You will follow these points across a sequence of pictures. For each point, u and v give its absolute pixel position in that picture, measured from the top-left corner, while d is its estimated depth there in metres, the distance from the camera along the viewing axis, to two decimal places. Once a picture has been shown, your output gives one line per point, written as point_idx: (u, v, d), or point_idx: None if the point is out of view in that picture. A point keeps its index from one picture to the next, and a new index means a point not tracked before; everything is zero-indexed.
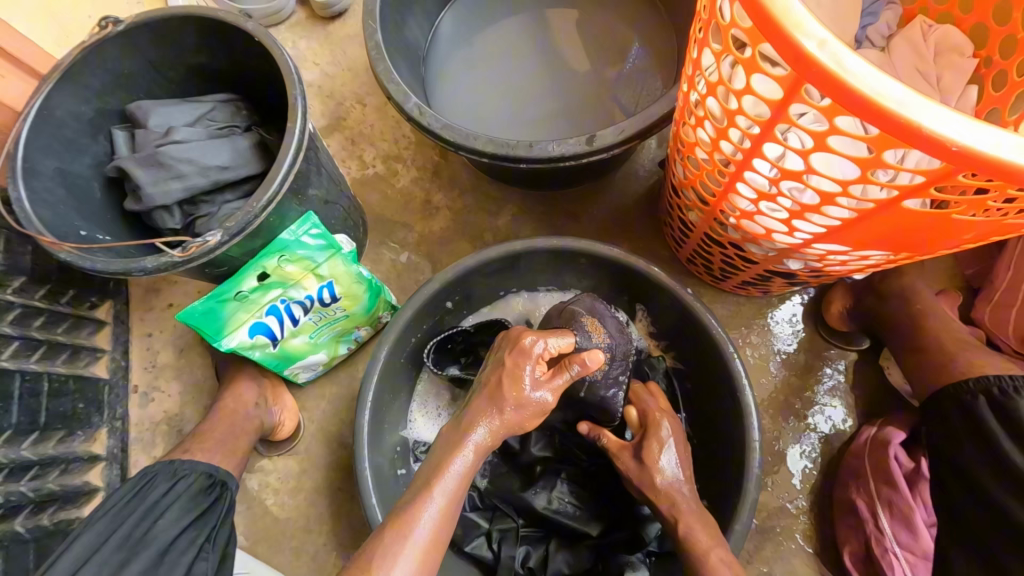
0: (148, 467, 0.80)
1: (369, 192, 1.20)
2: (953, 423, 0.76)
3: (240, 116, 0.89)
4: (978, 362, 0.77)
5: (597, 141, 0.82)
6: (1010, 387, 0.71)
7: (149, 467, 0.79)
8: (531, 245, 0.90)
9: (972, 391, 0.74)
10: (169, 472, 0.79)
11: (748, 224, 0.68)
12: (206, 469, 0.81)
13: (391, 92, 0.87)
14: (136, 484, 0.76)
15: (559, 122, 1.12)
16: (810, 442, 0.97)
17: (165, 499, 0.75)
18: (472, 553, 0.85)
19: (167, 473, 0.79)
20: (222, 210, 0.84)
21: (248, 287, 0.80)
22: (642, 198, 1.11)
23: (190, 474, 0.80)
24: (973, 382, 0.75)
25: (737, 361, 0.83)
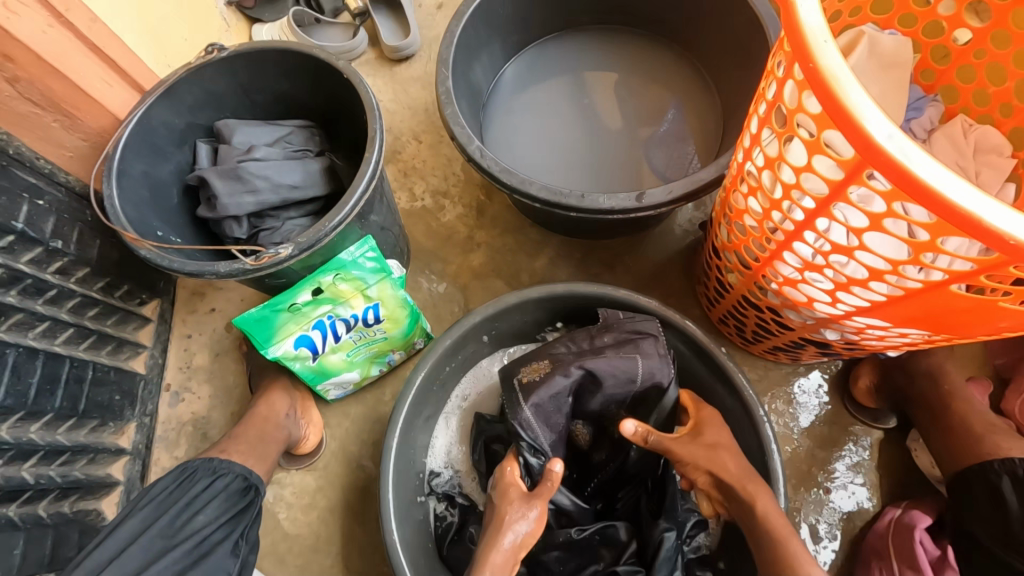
0: (192, 459, 0.80)
1: (415, 222, 1.25)
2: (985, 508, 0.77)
3: (313, 141, 0.96)
4: (1006, 445, 0.79)
5: (646, 198, 0.86)
6: None
7: (190, 460, 0.79)
8: (573, 289, 0.93)
9: (997, 472, 0.77)
10: (210, 468, 0.78)
11: (790, 291, 0.71)
12: (243, 471, 0.80)
13: (456, 134, 0.93)
14: (179, 474, 0.77)
15: (592, 173, 1.18)
16: (829, 517, 0.96)
17: (205, 495, 0.75)
18: None
19: (208, 469, 0.78)
20: (285, 225, 0.90)
21: (302, 301, 0.84)
22: (677, 256, 1.15)
23: (230, 473, 0.79)
24: (999, 464, 0.77)
25: (765, 425, 0.85)
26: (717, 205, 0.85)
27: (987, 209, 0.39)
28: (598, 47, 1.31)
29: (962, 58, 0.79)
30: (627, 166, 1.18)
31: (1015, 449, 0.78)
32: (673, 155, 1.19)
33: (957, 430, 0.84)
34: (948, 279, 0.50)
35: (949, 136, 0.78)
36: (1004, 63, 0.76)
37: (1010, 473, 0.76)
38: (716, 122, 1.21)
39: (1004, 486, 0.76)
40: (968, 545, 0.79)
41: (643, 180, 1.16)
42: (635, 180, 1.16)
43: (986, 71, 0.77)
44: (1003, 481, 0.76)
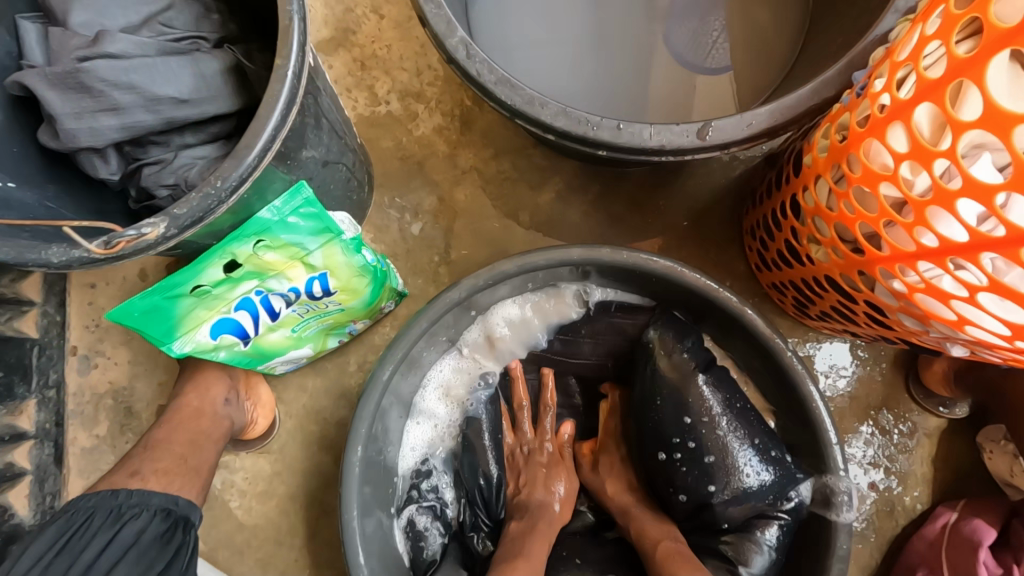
0: (85, 497, 0.58)
1: (379, 135, 0.94)
2: None
3: (208, 22, 0.62)
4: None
5: (712, 134, 0.58)
6: None
7: (81, 500, 0.58)
8: (593, 257, 0.69)
9: None
10: (110, 511, 0.57)
11: (927, 298, 0.49)
12: (161, 505, 0.59)
13: (428, 16, 0.61)
14: (66, 527, 0.56)
15: (588, 52, 0.84)
16: (869, 514, 0.84)
17: (108, 555, 0.55)
18: None
19: (108, 511, 0.57)
20: (178, 159, 0.62)
21: (210, 280, 0.59)
22: (722, 194, 0.89)
23: (144, 511, 0.58)
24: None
25: (835, 447, 0.66)
26: (816, 149, 0.58)
27: None
28: None
29: None
30: (637, 45, 0.84)
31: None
32: (699, 29, 0.85)
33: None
34: None
35: None
36: None
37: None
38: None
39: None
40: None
41: (653, 64, 0.84)
42: (643, 65, 0.84)
43: None
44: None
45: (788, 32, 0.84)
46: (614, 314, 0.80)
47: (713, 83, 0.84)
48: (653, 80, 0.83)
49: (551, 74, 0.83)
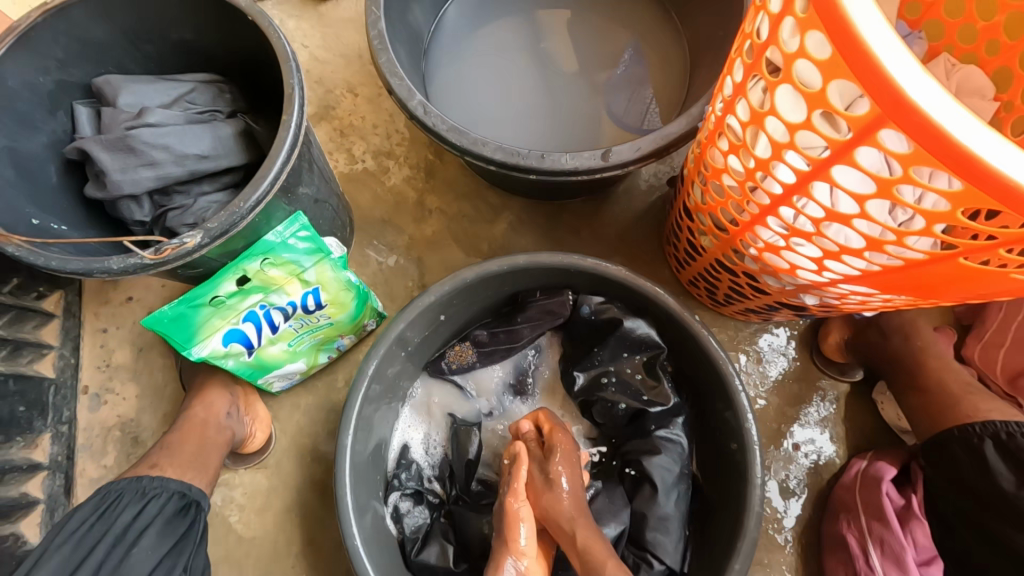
0: (113, 483, 0.70)
1: (357, 187, 1.12)
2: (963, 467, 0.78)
3: (223, 100, 0.81)
4: (985, 407, 0.79)
5: (612, 157, 0.78)
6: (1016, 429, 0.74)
7: (112, 484, 0.69)
8: (535, 260, 0.84)
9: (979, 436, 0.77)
10: (138, 490, 0.69)
11: (771, 256, 0.66)
12: (178, 488, 0.72)
13: (393, 87, 0.81)
14: (100, 502, 0.66)
15: (547, 121, 1.06)
16: (799, 473, 0.96)
17: (140, 521, 0.66)
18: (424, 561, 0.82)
19: (136, 491, 0.69)
20: (197, 204, 0.77)
21: (225, 292, 0.73)
22: (644, 214, 1.08)
23: (163, 492, 0.70)
24: (980, 428, 0.77)
25: (742, 395, 0.78)
26: (689, 162, 0.78)
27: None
28: None
29: None
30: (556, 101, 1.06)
31: (993, 410, 0.79)
32: (632, 97, 1.08)
33: (933, 391, 0.84)
34: (959, 253, 0.45)
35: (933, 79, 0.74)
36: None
37: (992, 436, 0.76)
38: (672, 55, 1.10)
39: (986, 450, 0.75)
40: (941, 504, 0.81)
41: (601, 126, 1.06)
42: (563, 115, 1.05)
43: (975, 5, 0.71)
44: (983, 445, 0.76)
45: (676, 86, 1.08)
46: (539, 298, 0.91)
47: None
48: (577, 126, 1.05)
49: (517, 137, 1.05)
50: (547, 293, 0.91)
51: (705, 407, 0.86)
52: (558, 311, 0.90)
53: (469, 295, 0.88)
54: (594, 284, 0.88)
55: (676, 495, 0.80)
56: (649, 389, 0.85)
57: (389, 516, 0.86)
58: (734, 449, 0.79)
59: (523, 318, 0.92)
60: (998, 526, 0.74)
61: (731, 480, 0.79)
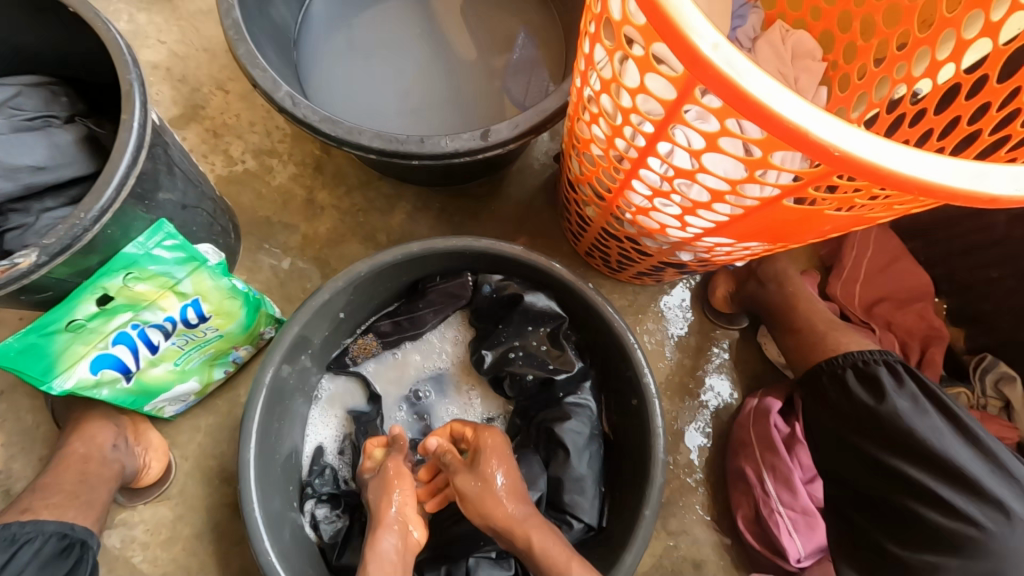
0: None
1: (239, 190, 1.06)
2: (832, 399, 0.80)
3: (58, 104, 0.73)
4: (845, 340, 0.85)
5: (492, 136, 0.78)
6: (871, 358, 0.78)
7: None
8: (430, 246, 0.84)
9: (843, 366, 0.80)
10: (5, 537, 0.61)
11: (644, 218, 0.70)
12: (57, 528, 0.64)
13: (257, 79, 0.76)
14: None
15: (450, 110, 1.05)
16: (703, 418, 1.04)
17: (7, 572, 0.59)
18: (349, 564, 0.80)
19: (3, 538, 0.61)
20: (40, 221, 0.69)
21: (84, 315, 0.66)
22: (538, 192, 1.10)
23: (38, 535, 0.63)
24: (843, 359, 0.80)
25: (639, 352, 0.82)
26: (566, 136, 0.80)
27: (817, 123, 0.37)
28: None
29: None
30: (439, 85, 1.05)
31: (852, 343, 0.85)
32: (531, 81, 1.07)
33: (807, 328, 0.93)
34: (785, 196, 0.49)
35: (771, 44, 0.81)
36: None
37: (853, 366, 0.79)
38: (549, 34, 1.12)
39: (848, 377, 0.78)
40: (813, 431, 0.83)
41: (503, 110, 1.06)
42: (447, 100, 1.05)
43: None
44: (847, 373, 0.79)
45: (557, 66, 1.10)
46: (439, 282, 0.91)
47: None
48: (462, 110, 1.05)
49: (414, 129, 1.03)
50: (446, 277, 0.91)
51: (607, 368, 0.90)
52: (459, 293, 0.91)
53: (367, 287, 0.87)
54: (489, 262, 0.89)
55: (585, 455, 0.85)
56: (555, 357, 0.89)
57: (308, 524, 0.84)
58: (635, 405, 0.84)
59: (425, 305, 0.91)
60: (860, 440, 0.76)
61: (633, 433, 0.85)
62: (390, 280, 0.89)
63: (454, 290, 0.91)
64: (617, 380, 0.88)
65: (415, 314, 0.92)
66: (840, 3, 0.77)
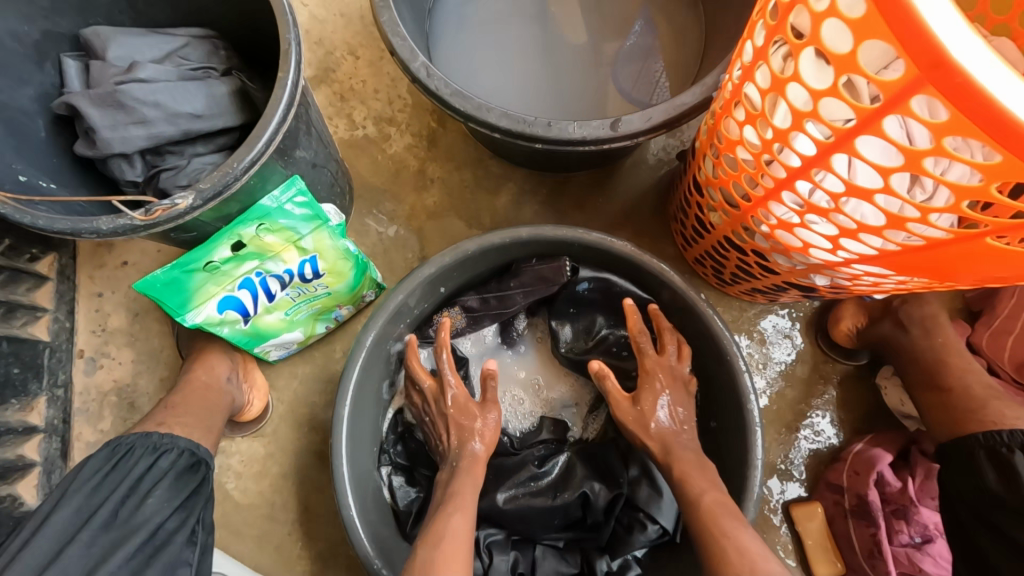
0: (124, 434, 0.67)
1: (356, 154, 1.09)
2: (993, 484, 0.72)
3: (217, 57, 0.77)
4: (1010, 414, 0.75)
5: (622, 126, 0.74)
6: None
7: (123, 436, 0.66)
8: (539, 233, 0.82)
9: (1009, 446, 0.72)
10: (148, 445, 0.66)
11: (783, 234, 0.64)
12: (189, 446, 0.69)
13: (396, 47, 0.77)
14: (110, 453, 0.64)
15: (554, 97, 1.02)
16: (798, 454, 0.96)
17: (151, 477, 0.63)
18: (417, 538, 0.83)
19: (147, 446, 0.66)
20: (191, 164, 0.74)
21: (220, 257, 0.71)
22: (650, 189, 1.05)
23: (174, 449, 0.67)
24: (1008, 437, 0.72)
25: (747, 377, 0.77)
26: (702, 134, 0.74)
27: None
28: None
29: None
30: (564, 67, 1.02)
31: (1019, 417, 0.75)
32: (642, 72, 1.03)
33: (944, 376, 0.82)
34: (987, 230, 0.43)
35: None
36: None
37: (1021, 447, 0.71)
38: (685, 23, 1.05)
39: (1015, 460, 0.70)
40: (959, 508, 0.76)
41: (608, 104, 1.01)
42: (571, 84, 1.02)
43: None
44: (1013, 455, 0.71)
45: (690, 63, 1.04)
46: (535, 263, 0.86)
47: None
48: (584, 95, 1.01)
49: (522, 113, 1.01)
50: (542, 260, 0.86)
51: (707, 384, 0.87)
52: (552, 277, 0.86)
53: (459, 261, 0.83)
54: (593, 256, 0.85)
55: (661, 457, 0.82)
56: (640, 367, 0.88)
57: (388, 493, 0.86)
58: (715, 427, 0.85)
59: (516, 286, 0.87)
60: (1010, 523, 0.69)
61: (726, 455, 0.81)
62: (482, 257, 0.85)
63: (545, 272, 0.85)
64: (717, 400, 0.84)
65: (502, 293, 0.88)
66: None
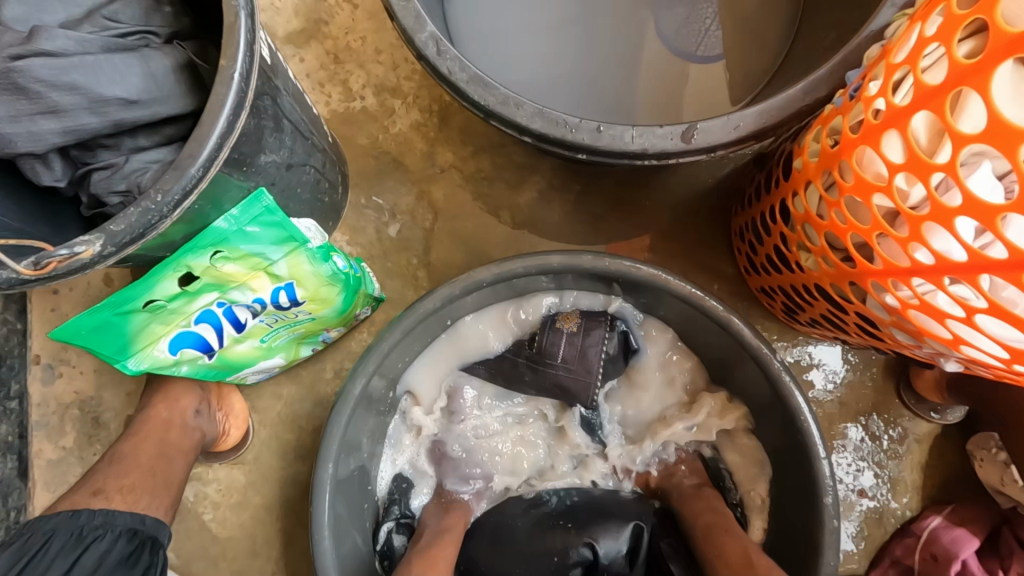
0: (43, 518, 0.56)
1: (353, 132, 0.90)
2: None
3: (159, 16, 0.58)
4: None
5: (698, 137, 0.55)
6: None
7: (40, 521, 0.55)
8: (572, 263, 0.66)
9: None
10: (71, 534, 0.55)
11: (921, 315, 0.46)
12: (126, 526, 0.58)
13: (396, 10, 0.57)
14: (20, 552, 0.53)
15: (575, 44, 0.79)
16: (856, 521, 0.82)
17: None
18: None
19: (69, 535, 0.55)
20: (128, 164, 0.57)
21: (164, 294, 0.55)
22: (710, 193, 0.85)
23: (107, 534, 0.57)
24: None
25: (825, 462, 0.63)
26: (806, 152, 0.55)
27: None
28: None
29: None
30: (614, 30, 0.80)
31: None
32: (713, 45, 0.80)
33: None
34: None
35: None
36: None
37: None
38: None
39: None
40: None
41: (659, 71, 0.79)
42: (623, 53, 0.79)
43: None
44: None
45: (780, 12, 0.79)
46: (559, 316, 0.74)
47: (705, 71, 0.79)
48: (640, 69, 0.79)
49: (555, 82, 0.79)
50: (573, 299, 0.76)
51: (750, 438, 0.75)
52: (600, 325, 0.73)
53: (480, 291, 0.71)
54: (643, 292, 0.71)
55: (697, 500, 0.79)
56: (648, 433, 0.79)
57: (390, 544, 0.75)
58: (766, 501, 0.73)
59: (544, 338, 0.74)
60: None
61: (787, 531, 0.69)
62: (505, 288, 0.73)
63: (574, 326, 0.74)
64: (777, 472, 0.71)
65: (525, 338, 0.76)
66: None
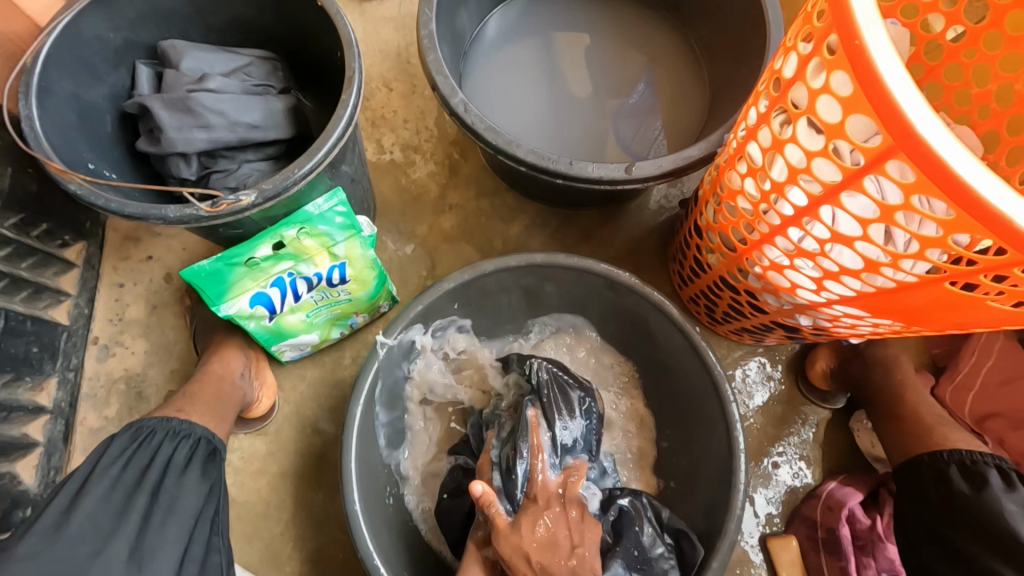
0: (146, 419, 0.73)
1: (381, 176, 1.17)
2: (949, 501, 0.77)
3: (276, 77, 0.85)
4: (953, 436, 0.82)
5: (635, 170, 0.83)
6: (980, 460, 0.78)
7: (143, 421, 0.73)
8: (552, 260, 0.89)
9: (946, 461, 0.80)
10: (169, 430, 0.73)
11: (773, 275, 0.72)
12: (205, 434, 0.76)
13: (438, 83, 0.86)
14: (135, 436, 0.70)
15: (554, 132, 1.12)
16: (776, 490, 1.01)
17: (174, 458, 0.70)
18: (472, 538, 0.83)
19: (166, 431, 0.73)
20: (240, 169, 0.80)
21: (260, 255, 0.76)
22: (651, 232, 1.14)
23: (191, 436, 0.74)
24: (969, 452, 0.79)
25: (734, 406, 0.83)
26: (705, 184, 0.84)
27: (1017, 210, 0.40)
28: (580, 4, 1.22)
29: (951, 57, 0.78)
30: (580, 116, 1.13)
31: (960, 441, 0.82)
32: (647, 131, 1.14)
33: (906, 419, 0.88)
34: (948, 275, 0.52)
35: None
36: (990, 66, 0.75)
37: (958, 462, 0.79)
38: (692, 87, 1.17)
39: (951, 473, 0.78)
40: (915, 540, 0.80)
41: (612, 144, 1.12)
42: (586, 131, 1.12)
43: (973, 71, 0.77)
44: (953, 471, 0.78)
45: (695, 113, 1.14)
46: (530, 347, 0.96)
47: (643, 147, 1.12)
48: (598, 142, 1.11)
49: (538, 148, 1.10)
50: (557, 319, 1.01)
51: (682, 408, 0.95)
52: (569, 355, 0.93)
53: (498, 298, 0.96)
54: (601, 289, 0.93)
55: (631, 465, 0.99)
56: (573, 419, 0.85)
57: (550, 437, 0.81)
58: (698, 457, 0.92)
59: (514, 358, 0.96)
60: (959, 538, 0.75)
61: (702, 474, 0.89)
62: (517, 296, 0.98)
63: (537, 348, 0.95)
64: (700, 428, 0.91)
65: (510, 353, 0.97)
66: (1015, 107, 0.74)
